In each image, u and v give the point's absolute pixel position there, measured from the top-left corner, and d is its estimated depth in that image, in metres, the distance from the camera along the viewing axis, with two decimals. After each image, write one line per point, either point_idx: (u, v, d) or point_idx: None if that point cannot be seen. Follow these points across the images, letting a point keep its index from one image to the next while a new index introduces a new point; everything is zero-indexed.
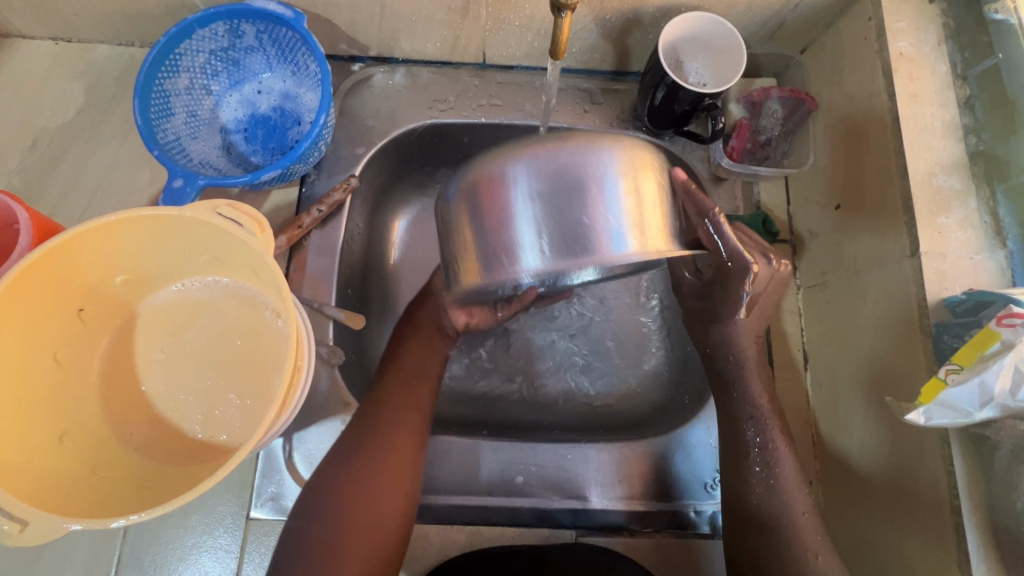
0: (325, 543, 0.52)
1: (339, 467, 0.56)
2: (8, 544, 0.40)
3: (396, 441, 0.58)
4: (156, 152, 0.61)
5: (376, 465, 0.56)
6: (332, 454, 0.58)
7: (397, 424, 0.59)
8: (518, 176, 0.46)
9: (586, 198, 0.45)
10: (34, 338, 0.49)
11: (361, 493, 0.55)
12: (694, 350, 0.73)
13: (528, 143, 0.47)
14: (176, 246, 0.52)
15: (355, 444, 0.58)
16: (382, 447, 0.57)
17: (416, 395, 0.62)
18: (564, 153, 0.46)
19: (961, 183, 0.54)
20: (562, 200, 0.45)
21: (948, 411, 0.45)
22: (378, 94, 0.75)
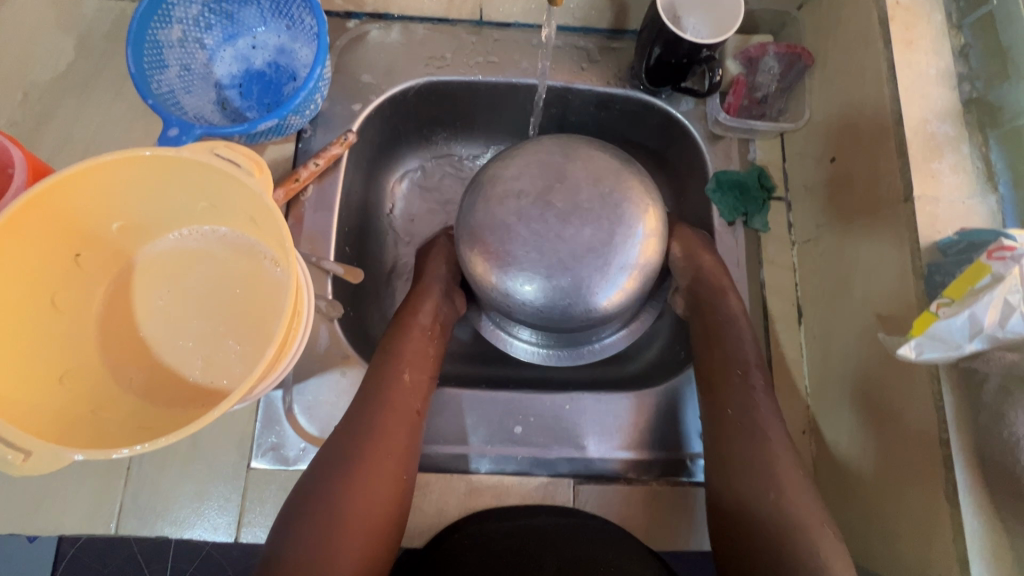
0: (325, 517, 0.52)
1: (341, 444, 0.56)
2: (12, 474, 0.40)
3: (396, 433, 0.57)
4: (150, 101, 0.60)
5: (378, 449, 0.56)
6: (332, 436, 0.57)
7: (397, 415, 0.58)
8: (519, 299, 0.56)
9: (597, 319, 0.59)
10: (31, 279, 0.49)
11: (361, 476, 0.54)
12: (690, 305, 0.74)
13: (534, 275, 0.54)
14: (174, 192, 0.52)
15: (354, 424, 0.57)
16: (380, 431, 0.57)
17: (424, 385, 0.62)
18: (596, 296, 0.55)
19: (954, 129, 0.55)
20: (551, 321, 0.58)
21: (939, 344, 0.46)
22: (374, 50, 0.74)
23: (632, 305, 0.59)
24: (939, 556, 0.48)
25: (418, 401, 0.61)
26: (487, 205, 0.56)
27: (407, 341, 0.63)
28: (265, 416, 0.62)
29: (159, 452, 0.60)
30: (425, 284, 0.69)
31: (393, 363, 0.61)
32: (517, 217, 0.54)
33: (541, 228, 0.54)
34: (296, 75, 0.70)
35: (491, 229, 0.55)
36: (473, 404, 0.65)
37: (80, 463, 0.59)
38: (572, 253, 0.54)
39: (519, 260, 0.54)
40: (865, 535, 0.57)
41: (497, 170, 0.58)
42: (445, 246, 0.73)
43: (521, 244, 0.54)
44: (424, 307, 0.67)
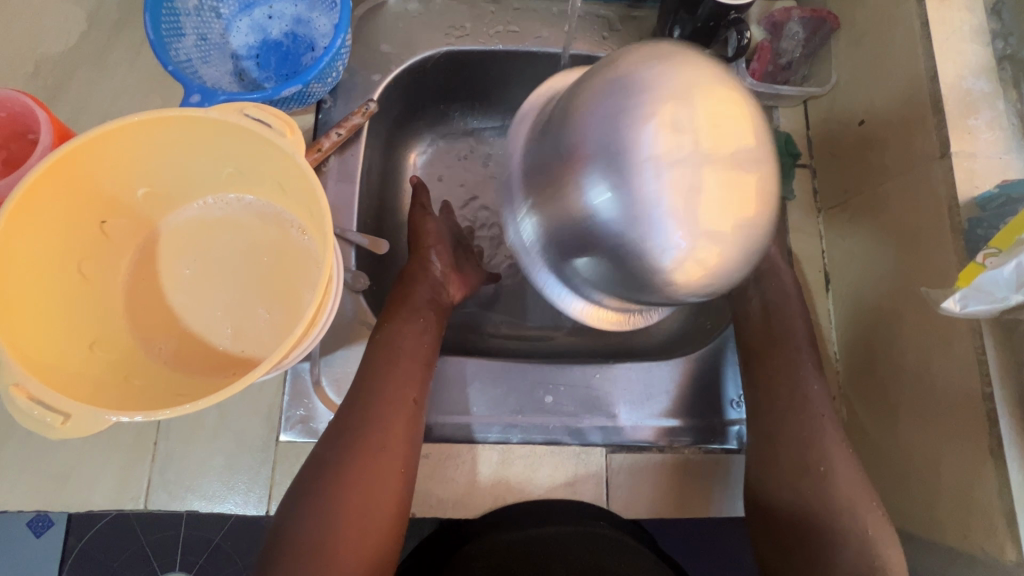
0: (329, 510, 0.51)
1: (337, 434, 0.55)
2: (52, 436, 0.39)
3: (394, 423, 0.55)
4: (171, 68, 0.59)
5: (377, 441, 0.54)
6: (330, 426, 0.56)
7: (393, 405, 0.56)
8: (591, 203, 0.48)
9: (653, 286, 0.49)
10: (59, 246, 0.48)
11: (357, 471, 0.53)
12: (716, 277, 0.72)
13: (624, 184, 0.45)
14: (200, 156, 0.51)
15: (351, 415, 0.55)
16: (377, 423, 0.55)
17: (420, 373, 0.59)
18: (661, 256, 0.46)
19: (989, 85, 0.54)
20: (611, 255, 0.49)
21: (984, 296, 0.45)
22: (392, 20, 0.73)
23: (707, 291, 0.49)
24: (984, 511, 0.48)
25: (416, 389, 0.58)
26: (625, 103, 0.45)
27: (398, 332, 0.60)
28: (293, 388, 0.61)
29: (187, 428, 0.59)
30: (410, 272, 0.66)
31: (386, 352, 0.59)
32: (654, 137, 0.44)
33: (676, 172, 0.43)
34: (314, 45, 0.69)
35: (620, 135, 0.45)
36: (498, 376, 0.64)
37: (107, 439, 0.58)
38: (691, 211, 0.44)
39: (616, 164, 0.45)
40: (900, 497, 0.57)
41: (658, 71, 0.46)
42: (427, 225, 0.69)
43: (639, 176, 0.44)
44: (415, 296, 0.64)
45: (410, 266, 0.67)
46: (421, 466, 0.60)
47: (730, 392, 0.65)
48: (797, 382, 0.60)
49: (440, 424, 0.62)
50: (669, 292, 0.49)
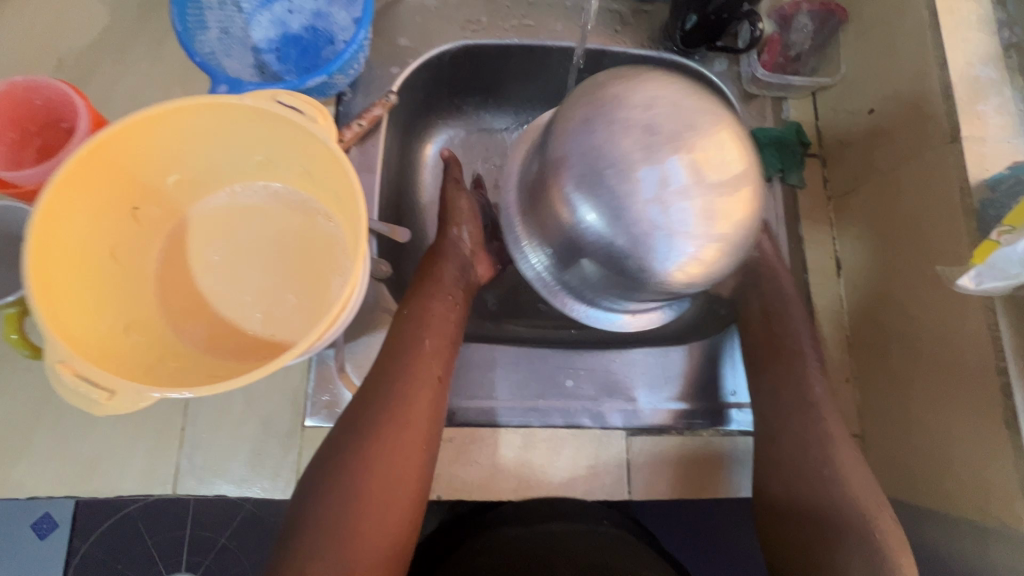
0: (357, 481, 0.52)
1: (358, 411, 0.55)
2: (98, 411, 0.40)
3: (420, 401, 0.56)
4: (198, 59, 0.60)
5: (404, 419, 0.55)
6: (353, 405, 0.57)
7: (419, 382, 0.57)
8: (580, 218, 0.51)
9: (646, 286, 0.53)
10: (95, 231, 0.49)
11: (383, 448, 0.53)
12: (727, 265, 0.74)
13: (604, 201, 0.49)
14: (231, 143, 0.52)
15: (376, 392, 0.56)
16: (402, 400, 0.55)
17: (448, 349, 0.60)
18: (651, 259, 0.49)
19: (996, 72, 0.56)
20: (609, 265, 0.53)
21: (998, 273, 0.47)
22: (409, 15, 0.74)
23: (700, 285, 0.52)
24: (999, 481, 0.50)
25: (441, 366, 0.59)
26: (592, 124, 0.50)
27: (429, 306, 0.62)
28: (318, 374, 0.62)
29: (214, 414, 0.60)
30: (442, 246, 0.67)
31: (414, 328, 0.60)
32: (630, 148, 0.47)
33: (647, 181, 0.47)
34: (334, 38, 0.70)
35: (596, 148, 0.49)
36: (520, 361, 0.65)
37: (135, 426, 0.59)
38: (670, 213, 0.47)
39: (598, 182, 0.49)
40: (914, 474, 0.58)
41: (622, 92, 0.50)
42: (460, 201, 0.70)
43: (610, 188, 0.48)
44: (444, 273, 0.65)
45: (442, 242, 0.68)
46: (446, 450, 0.61)
47: (735, 381, 0.68)
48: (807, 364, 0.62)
49: (462, 408, 0.63)
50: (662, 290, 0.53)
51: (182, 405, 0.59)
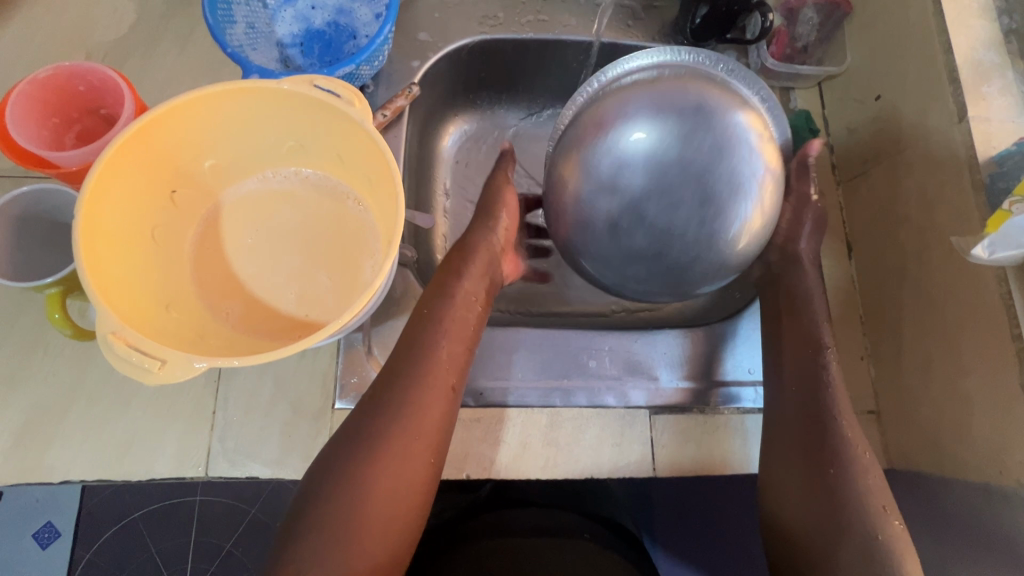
0: (365, 482, 0.51)
1: (370, 411, 0.55)
2: (150, 380, 0.41)
3: (432, 407, 0.55)
4: (229, 50, 0.62)
5: (414, 426, 0.54)
6: (369, 394, 0.56)
7: (432, 389, 0.56)
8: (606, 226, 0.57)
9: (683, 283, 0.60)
10: (137, 212, 0.50)
11: (393, 452, 0.53)
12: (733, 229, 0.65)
13: (633, 209, 0.56)
14: (266, 128, 0.54)
15: (387, 394, 0.55)
16: (415, 404, 0.55)
17: (466, 351, 0.60)
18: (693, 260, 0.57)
19: (999, 56, 0.59)
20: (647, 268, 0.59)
21: (1011, 243, 0.49)
22: (428, 11, 0.77)
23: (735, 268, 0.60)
24: (1018, 444, 0.51)
25: (455, 371, 0.58)
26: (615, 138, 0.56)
27: (457, 304, 0.61)
28: (347, 357, 0.62)
29: (244, 398, 0.60)
30: (471, 240, 0.66)
31: (435, 330, 0.59)
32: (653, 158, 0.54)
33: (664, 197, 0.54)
34: (356, 32, 0.72)
35: (616, 165, 0.56)
36: (543, 344, 0.66)
37: (166, 411, 0.59)
38: (709, 209, 0.54)
39: (627, 193, 0.56)
40: (930, 445, 0.60)
41: (623, 115, 0.56)
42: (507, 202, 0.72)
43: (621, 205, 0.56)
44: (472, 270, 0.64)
45: (477, 232, 0.68)
46: (475, 430, 0.62)
47: (752, 359, 0.68)
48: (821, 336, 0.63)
49: (489, 388, 0.64)
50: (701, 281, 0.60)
51: (213, 389, 0.60)
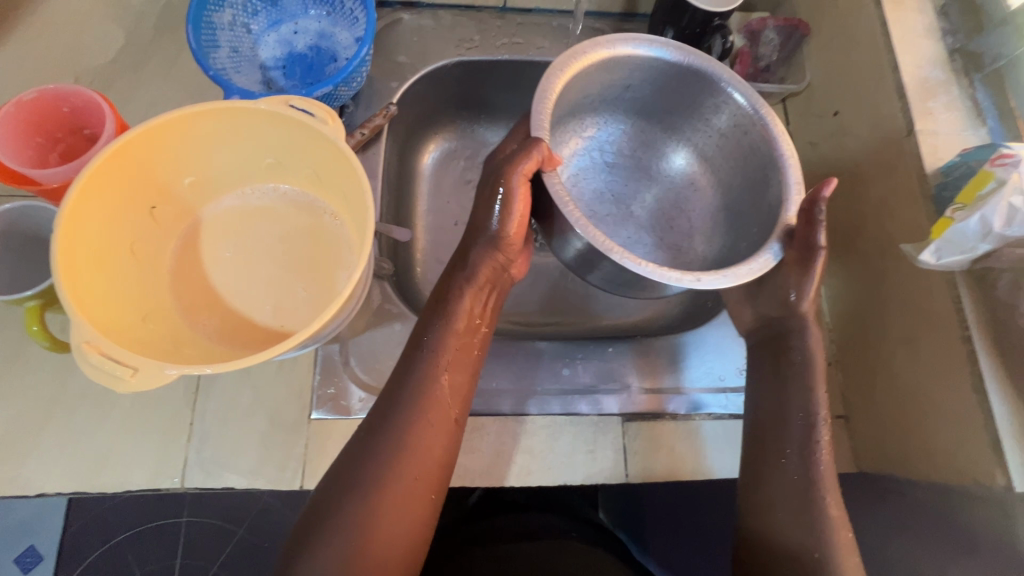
0: (360, 523, 0.49)
1: (362, 449, 0.51)
2: (121, 388, 0.42)
3: (431, 440, 0.52)
4: (211, 72, 0.64)
5: (410, 464, 0.51)
6: (370, 416, 0.54)
7: (433, 422, 0.52)
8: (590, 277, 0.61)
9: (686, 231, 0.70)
10: (116, 228, 0.52)
11: (387, 491, 0.50)
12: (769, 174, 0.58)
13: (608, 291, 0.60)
14: (244, 146, 0.56)
15: (378, 432, 0.52)
16: (417, 432, 0.52)
17: (470, 380, 0.56)
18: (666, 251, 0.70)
19: (944, 73, 0.62)
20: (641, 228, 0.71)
21: (955, 248, 0.52)
22: (407, 35, 0.80)
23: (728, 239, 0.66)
24: (974, 445, 0.53)
25: (455, 403, 0.54)
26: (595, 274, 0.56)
27: (461, 335, 0.55)
28: (324, 368, 0.64)
29: (223, 408, 0.61)
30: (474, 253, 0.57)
31: (434, 364, 0.54)
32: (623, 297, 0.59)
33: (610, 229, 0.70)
34: (335, 54, 0.75)
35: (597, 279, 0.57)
36: (517, 354, 0.68)
37: (142, 424, 0.60)
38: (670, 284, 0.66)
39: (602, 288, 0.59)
40: (894, 447, 0.61)
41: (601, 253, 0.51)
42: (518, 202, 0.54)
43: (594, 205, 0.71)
44: (475, 290, 0.56)
45: (480, 239, 0.57)
46: None
47: (723, 367, 0.69)
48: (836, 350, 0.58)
49: None
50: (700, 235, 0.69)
51: (191, 400, 0.61)
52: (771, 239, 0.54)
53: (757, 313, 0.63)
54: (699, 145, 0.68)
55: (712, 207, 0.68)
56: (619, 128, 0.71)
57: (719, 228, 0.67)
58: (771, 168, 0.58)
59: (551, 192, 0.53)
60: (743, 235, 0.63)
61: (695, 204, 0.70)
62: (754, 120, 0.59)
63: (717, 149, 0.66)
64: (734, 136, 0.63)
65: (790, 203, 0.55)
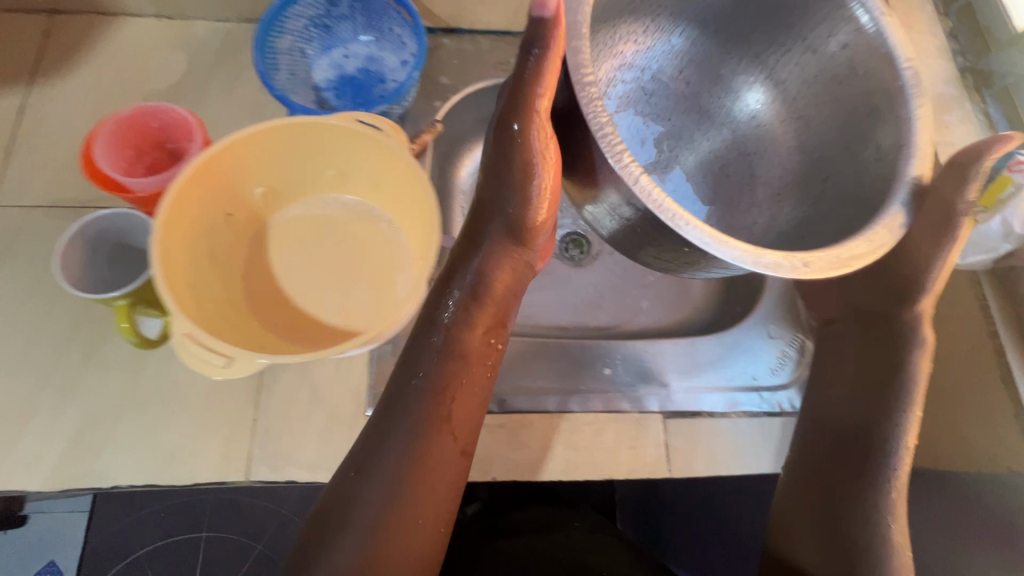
0: (367, 570, 0.49)
1: (367, 464, 0.52)
2: (215, 370, 0.48)
3: (440, 477, 0.53)
4: (276, 93, 0.70)
5: (413, 507, 0.51)
6: (369, 426, 0.54)
7: (438, 459, 0.52)
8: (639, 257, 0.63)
9: (752, 173, 0.73)
10: (196, 235, 0.56)
11: (398, 503, 0.51)
12: (879, 101, 0.57)
13: (653, 260, 0.61)
14: (312, 157, 0.61)
15: (382, 447, 0.52)
16: (424, 444, 0.52)
17: (481, 404, 0.56)
18: (732, 192, 0.73)
19: (957, 90, 0.67)
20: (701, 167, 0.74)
21: (980, 248, 0.59)
22: (449, 59, 0.86)
23: (799, 181, 0.68)
24: None
25: (462, 433, 0.54)
26: (649, 244, 0.57)
27: (471, 363, 0.55)
28: (378, 368, 0.66)
29: (284, 404, 0.64)
30: (487, 257, 0.57)
31: (433, 401, 0.53)
32: (682, 269, 0.59)
33: (661, 170, 0.74)
34: (385, 77, 0.80)
35: (648, 248, 0.58)
36: (560, 355, 0.70)
37: (210, 421, 0.63)
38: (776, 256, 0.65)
39: (652, 258, 0.60)
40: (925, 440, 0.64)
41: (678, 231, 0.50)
42: (536, 170, 0.53)
43: (644, 144, 0.74)
44: (487, 307, 0.56)
45: (493, 228, 0.57)
46: (499, 435, 0.66)
47: (755, 366, 0.72)
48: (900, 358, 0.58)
49: (512, 395, 0.68)
50: (769, 177, 0.71)
51: (254, 398, 0.64)
52: (899, 197, 0.52)
53: (849, 298, 0.66)
54: (780, 80, 0.68)
55: (786, 149, 0.70)
56: (690, 47, 0.72)
57: (791, 171, 0.69)
58: (878, 102, 0.57)
59: (598, 142, 0.50)
60: (827, 178, 0.64)
61: (768, 142, 0.72)
62: (867, 48, 0.57)
63: (798, 82, 0.67)
64: (838, 68, 0.61)
65: (908, 159, 0.53)
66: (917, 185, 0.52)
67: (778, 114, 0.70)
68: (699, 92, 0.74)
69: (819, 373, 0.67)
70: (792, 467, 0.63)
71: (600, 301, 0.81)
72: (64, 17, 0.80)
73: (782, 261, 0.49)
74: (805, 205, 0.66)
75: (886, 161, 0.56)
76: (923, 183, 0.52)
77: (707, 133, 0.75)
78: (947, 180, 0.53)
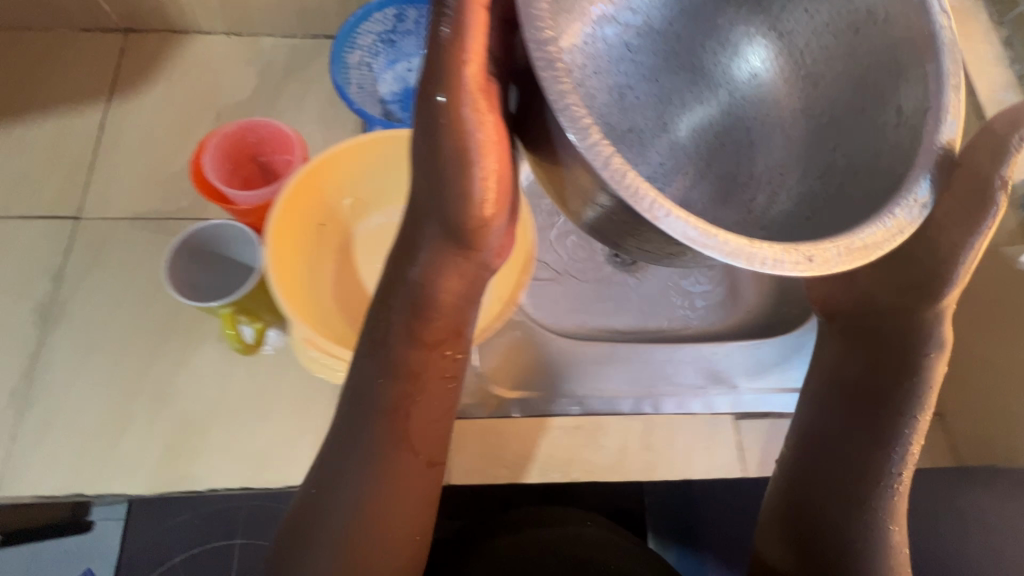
0: None
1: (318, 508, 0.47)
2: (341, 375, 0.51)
3: (402, 497, 0.47)
4: (354, 108, 0.72)
5: (382, 523, 0.46)
6: (318, 466, 0.49)
7: (398, 484, 0.46)
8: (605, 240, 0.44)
9: (749, 152, 0.53)
10: (299, 246, 0.58)
11: (358, 545, 0.46)
12: (892, 58, 0.42)
13: (627, 243, 0.41)
14: (398, 168, 0.63)
15: (334, 488, 0.47)
16: (375, 482, 0.46)
17: (449, 407, 0.48)
18: (770, 170, 0.51)
19: (1017, 96, 0.69)
20: (718, 143, 0.54)
21: None
22: None
23: (789, 174, 0.50)
24: None
25: (422, 445, 0.47)
26: (627, 233, 0.39)
27: (426, 380, 0.46)
28: None
29: None
30: (427, 267, 0.44)
31: (388, 418, 0.46)
32: (685, 257, 0.40)
33: (648, 133, 0.53)
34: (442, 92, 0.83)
35: (617, 231, 0.40)
36: (630, 358, 0.73)
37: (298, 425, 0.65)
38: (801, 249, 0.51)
39: (637, 238, 0.39)
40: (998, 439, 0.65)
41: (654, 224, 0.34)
42: (474, 148, 0.39)
43: (613, 98, 0.51)
44: (436, 323, 0.45)
45: (427, 234, 0.43)
46: (577, 436, 0.67)
47: None
48: (913, 354, 0.49)
49: (588, 397, 0.70)
50: (761, 163, 0.52)
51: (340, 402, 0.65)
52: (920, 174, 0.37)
53: (850, 291, 0.54)
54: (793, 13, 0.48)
55: (789, 116, 0.51)
56: None
57: (795, 148, 0.50)
58: (901, 53, 0.41)
59: (559, 117, 0.34)
60: (834, 151, 0.47)
61: (766, 123, 0.52)
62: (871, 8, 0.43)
63: (811, 35, 0.48)
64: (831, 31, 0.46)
65: (943, 120, 0.38)
66: (947, 154, 0.37)
67: (785, 72, 0.50)
68: (703, 41, 0.52)
69: (826, 372, 0.55)
70: (785, 478, 0.54)
71: (660, 303, 0.82)
72: (138, 36, 0.83)
73: (781, 256, 0.34)
74: (809, 179, 0.48)
75: (909, 127, 0.40)
76: (954, 155, 0.37)
77: (697, 105, 0.54)
78: (979, 153, 0.43)
